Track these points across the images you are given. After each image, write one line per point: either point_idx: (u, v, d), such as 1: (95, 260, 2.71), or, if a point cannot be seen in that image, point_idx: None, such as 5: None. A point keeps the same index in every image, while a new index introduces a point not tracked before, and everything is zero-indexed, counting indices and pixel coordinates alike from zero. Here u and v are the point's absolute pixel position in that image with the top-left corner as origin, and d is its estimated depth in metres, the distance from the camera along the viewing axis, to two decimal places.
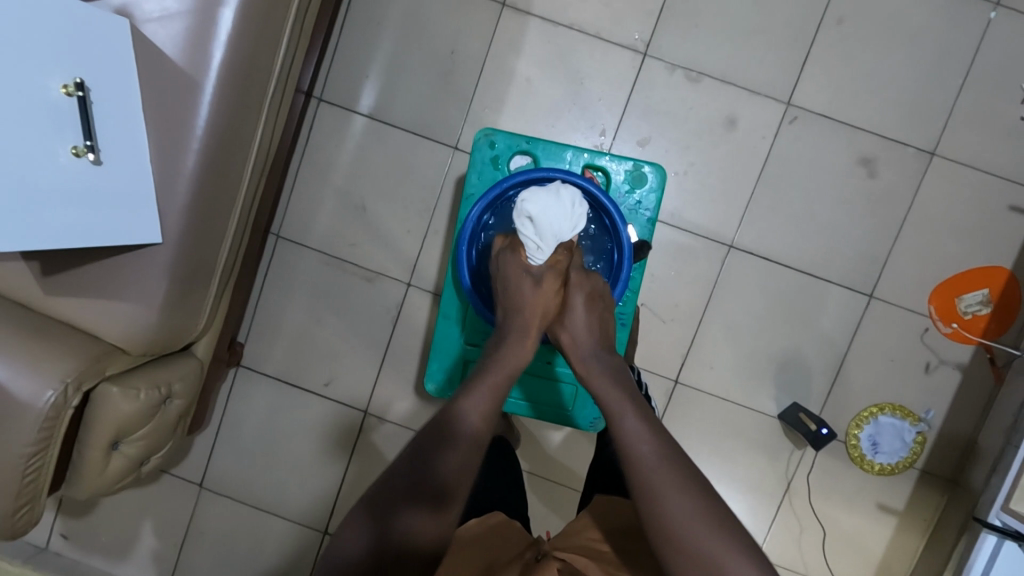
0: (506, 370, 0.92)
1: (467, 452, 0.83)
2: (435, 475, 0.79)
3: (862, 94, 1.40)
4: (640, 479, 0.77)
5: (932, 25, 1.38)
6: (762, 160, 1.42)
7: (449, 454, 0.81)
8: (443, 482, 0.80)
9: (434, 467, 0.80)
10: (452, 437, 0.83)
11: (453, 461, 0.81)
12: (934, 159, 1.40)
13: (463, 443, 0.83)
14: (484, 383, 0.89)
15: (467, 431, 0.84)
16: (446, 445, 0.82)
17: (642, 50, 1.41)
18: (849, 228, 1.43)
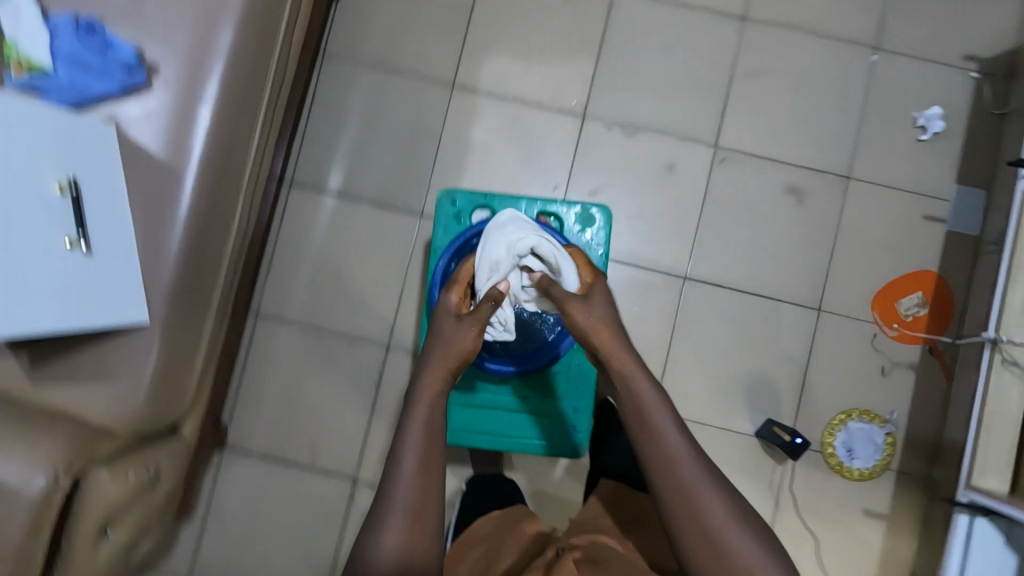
0: (427, 402, 0.81)
1: (424, 510, 0.75)
2: (390, 557, 0.72)
3: (779, 133, 1.58)
4: (655, 448, 0.81)
5: (827, 69, 1.58)
6: (701, 198, 1.56)
7: (401, 519, 0.74)
8: (406, 555, 0.73)
9: (389, 544, 0.72)
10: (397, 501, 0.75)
11: (406, 529, 0.74)
12: (852, 183, 1.56)
13: (413, 503, 0.75)
14: (411, 421, 0.80)
15: (413, 488, 0.76)
16: (394, 511, 0.74)
17: (580, 113, 1.57)
18: (789, 249, 1.56)
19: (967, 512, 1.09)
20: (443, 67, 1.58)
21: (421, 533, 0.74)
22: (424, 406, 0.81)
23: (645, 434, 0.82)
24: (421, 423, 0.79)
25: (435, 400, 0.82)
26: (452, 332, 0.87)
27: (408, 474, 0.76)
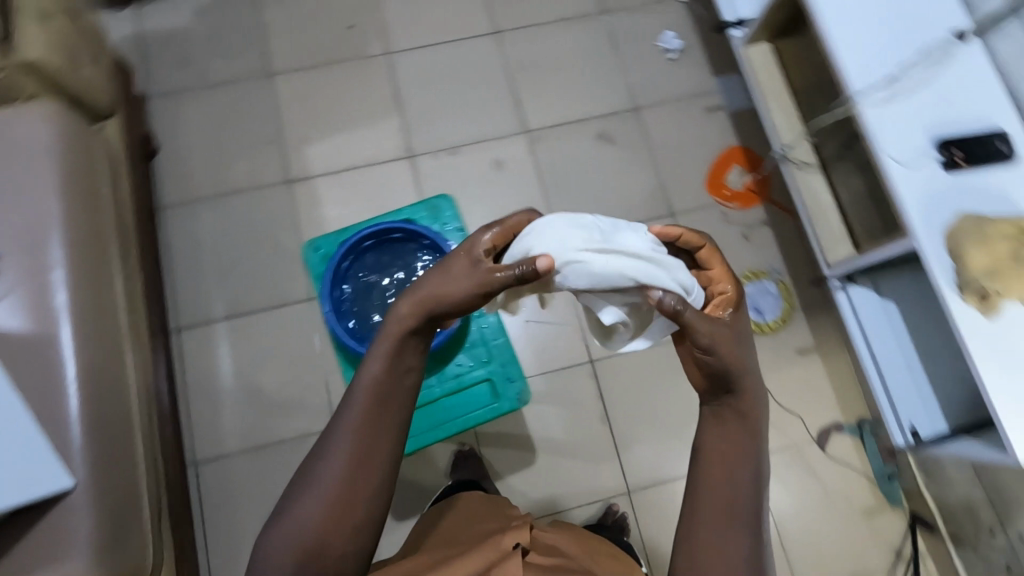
0: (404, 326, 0.81)
1: (359, 475, 0.76)
2: (319, 513, 0.74)
3: (569, 99, 1.84)
4: (729, 458, 0.79)
5: (578, 40, 1.89)
6: (537, 174, 1.77)
7: (335, 479, 0.75)
8: (337, 511, 0.74)
9: (319, 504, 0.74)
10: (334, 463, 0.76)
11: (339, 489, 0.75)
12: (642, 110, 1.84)
13: (349, 466, 0.76)
14: (381, 348, 0.80)
15: (352, 453, 0.76)
16: (328, 469, 0.75)
17: (406, 154, 1.75)
18: (625, 181, 1.78)
19: (838, 281, 1.27)
20: (273, 171, 1.71)
21: (358, 495, 0.75)
22: (398, 328, 0.81)
23: (716, 449, 0.80)
24: (364, 393, 0.78)
25: (404, 338, 0.81)
26: (453, 279, 0.83)
27: (345, 437, 0.77)
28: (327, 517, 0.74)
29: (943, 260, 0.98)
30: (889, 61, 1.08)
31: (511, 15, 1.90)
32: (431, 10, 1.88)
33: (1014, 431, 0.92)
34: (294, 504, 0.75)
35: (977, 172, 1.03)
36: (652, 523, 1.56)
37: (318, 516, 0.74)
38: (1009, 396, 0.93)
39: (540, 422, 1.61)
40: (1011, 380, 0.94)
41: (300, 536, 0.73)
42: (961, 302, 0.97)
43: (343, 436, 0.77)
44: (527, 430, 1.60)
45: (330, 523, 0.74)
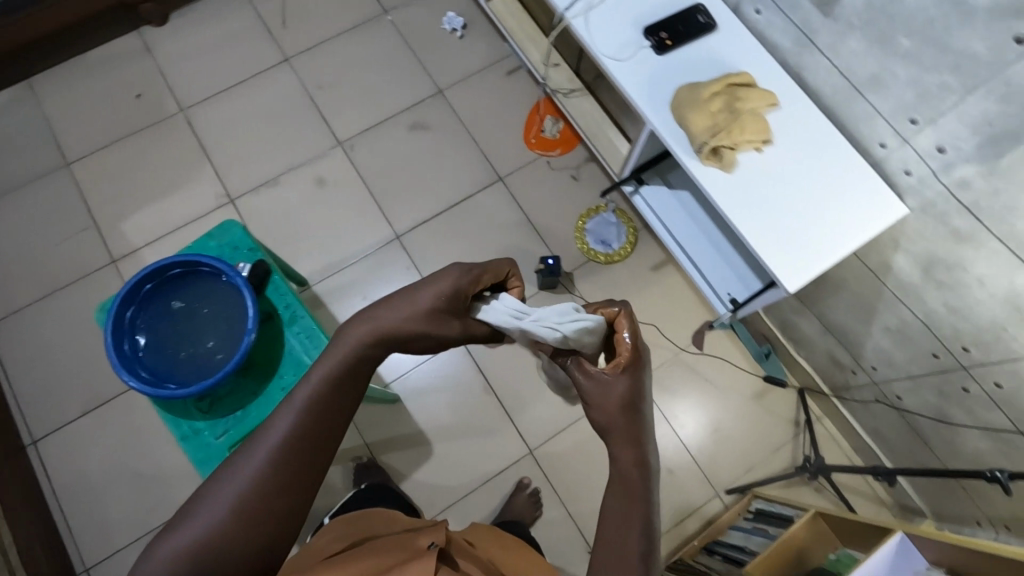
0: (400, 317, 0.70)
1: (295, 470, 0.63)
2: (239, 495, 0.61)
3: (373, 102, 1.87)
4: (618, 504, 0.66)
5: (367, 44, 1.92)
6: (361, 180, 1.79)
7: (267, 470, 0.62)
8: (262, 507, 0.61)
9: (242, 494, 0.61)
10: (271, 449, 0.63)
11: (269, 486, 0.62)
12: (446, 91, 1.88)
13: (285, 456, 0.63)
14: (369, 325, 0.70)
15: (297, 441, 0.64)
16: (260, 456, 0.63)
17: (228, 199, 1.75)
18: (447, 161, 1.82)
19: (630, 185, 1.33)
20: (94, 255, 1.68)
21: (291, 491, 0.63)
22: (389, 320, 0.70)
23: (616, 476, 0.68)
24: (326, 378, 0.67)
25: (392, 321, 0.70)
26: (416, 315, 0.70)
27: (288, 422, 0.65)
28: (243, 514, 0.61)
29: (670, 131, 1.05)
30: None
31: (296, 39, 1.92)
32: (217, 56, 1.89)
33: (776, 267, 0.99)
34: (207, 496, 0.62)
35: (686, 47, 1.09)
36: (562, 472, 1.58)
37: (235, 509, 0.61)
38: (762, 237, 1.00)
39: (427, 413, 1.60)
40: (761, 222, 1.01)
41: (213, 535, 0.60)
42: (703, 167, 1.03)
43: (286, 422, 0.65)
44: (417, 424, 1.60)
45: (249, 522, 0.61)
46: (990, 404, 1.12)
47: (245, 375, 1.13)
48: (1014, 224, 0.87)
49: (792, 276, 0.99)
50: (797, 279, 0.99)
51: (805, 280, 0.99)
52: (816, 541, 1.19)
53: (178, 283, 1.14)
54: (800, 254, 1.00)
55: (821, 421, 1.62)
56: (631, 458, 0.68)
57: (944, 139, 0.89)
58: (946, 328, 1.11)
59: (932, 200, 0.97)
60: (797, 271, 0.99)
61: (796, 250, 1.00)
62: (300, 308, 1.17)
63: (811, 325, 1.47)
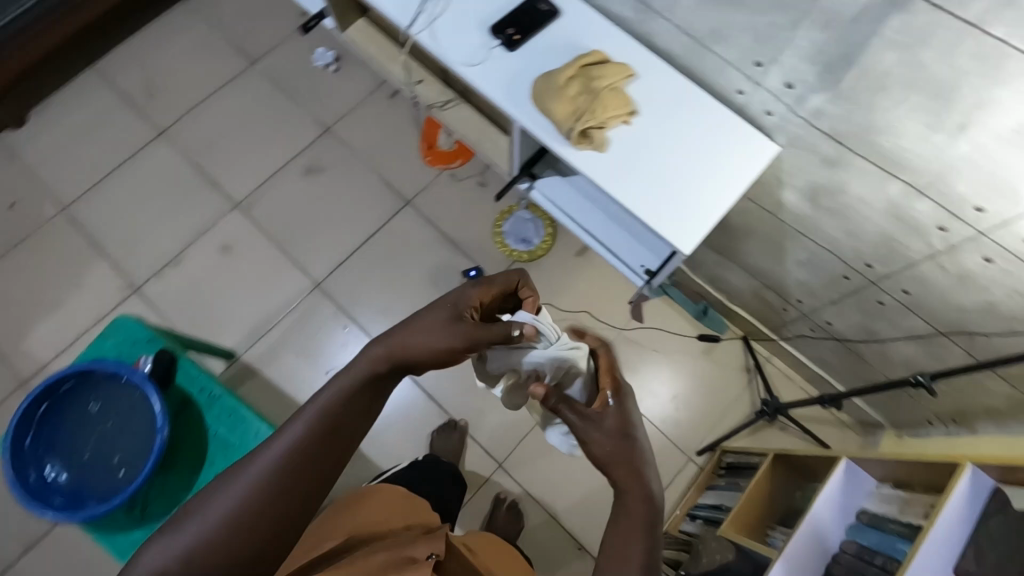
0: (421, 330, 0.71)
1: (294, 485, 0.62)
2: (220, 518, 0.59)
3: (263, 156, 1.82)
4: (621, 534, 0.66)
5: (243, 100, 1.88)
6: (268, 237, 1.74)
7: (267, 481, 0.61)
8: (254, 524, 0.60)
9: (242, 503, 0.60)
10: (273, 462, 0.62)
11: (268, 498, 0.61)
12: (334, 128, 1.85)
13: (287, 471, 0.62)
14: (394, 335, 0.72)
15: (300, 458, 0.63)
16: (262, 466, 0.62)
17: (132, 289, 1.67)
18: (351, 197, 1.79)
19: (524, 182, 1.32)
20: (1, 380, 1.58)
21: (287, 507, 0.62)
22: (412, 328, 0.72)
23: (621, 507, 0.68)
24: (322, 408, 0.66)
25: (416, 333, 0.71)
26: (434, 330, 0.71)
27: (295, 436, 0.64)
28: (235, 527, 0.59)
29: (538, 121, 1.04)
30: None
31: (169, 110, 1.86)
32: (89, 146, 1.81)
33: (668, 233, 1.00)
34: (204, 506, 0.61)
35: (535, 38, 1.09)
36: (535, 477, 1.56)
37: (227, 518, 0.59)
38: (649, 207, 1.01)
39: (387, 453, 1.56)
40: (644, 193, 1.02)
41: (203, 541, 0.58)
42: (577, 151, 1.03)
43: (290, 438, 0.64)
44: (380, 467, 1.56)
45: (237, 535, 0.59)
46: (904, 311, 1.15)
47: (167, 471, 1.07)
48: (871, 141, 0.89)
49: (685, 238, 1.00)
50: (691, 240, 1.00)
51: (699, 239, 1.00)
52: (781, 483, 1.20)
53: (71, 399, 1.07)
54: (688, 215, 1.01)
55: (771, 362, 1.65)
56: (639, 494, 0.68)
57: (790, 75, 0.91)
58: (847, 250, 1.13)
59: (797, 134, 0.99)
60: (689, 232, 1.00)
61: (683, 212, 1.01)
62: (214, 387, 1.12)
63: (734, 274, 1.49)
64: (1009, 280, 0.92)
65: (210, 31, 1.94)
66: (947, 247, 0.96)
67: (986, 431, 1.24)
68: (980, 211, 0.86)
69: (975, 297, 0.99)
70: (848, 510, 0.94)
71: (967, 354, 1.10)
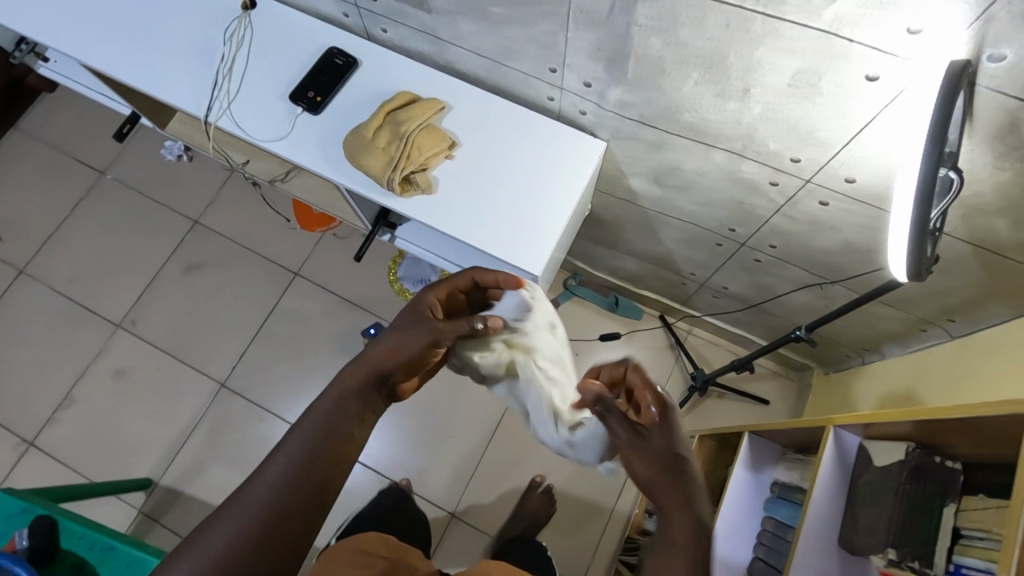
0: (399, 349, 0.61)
1: (310, 485, 0.51)
2: (220, 550, 0.47)
3: (135, 266, 1.73)
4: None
5: (100, 214, 1.79)
6: (159, 349, 1.65)
7: (276, 493, 0.50)
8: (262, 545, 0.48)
9: (245, 530, 0.48)
10: (279, 469, 0.52)
11: (278, 515, 0.49)
12: (202, 219, 1.77)
13: (296, 481, 0.51)
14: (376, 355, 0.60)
15: (307, 460, 0.52)
16: (266, 478, 0.51)
17: (28, 443, 1.57)
18: (237, 284, 1.71)
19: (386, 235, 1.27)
20: None
21: (310, 517, 0.51)
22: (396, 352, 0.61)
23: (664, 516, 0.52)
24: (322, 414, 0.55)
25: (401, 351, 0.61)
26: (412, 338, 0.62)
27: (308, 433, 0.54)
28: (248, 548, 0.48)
29: (359, 180, 1.00)
30: (207, 71, 1.08)
31: (23, 246, 1.75)
32: None
33: (515, 258, 0.96)
34: (200, 538, 0.48)
35: (339, 96, 1.05)
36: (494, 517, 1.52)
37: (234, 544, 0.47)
38: (489, 237, 0.97)
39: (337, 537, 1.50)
40: (481, 224, 0.98)
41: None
42: (405, 200, 0.99)
43: (301, 441, 0.54)
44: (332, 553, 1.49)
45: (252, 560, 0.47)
46: (780, 263, 1.14)
47: None
48: (679, 120, 0.88)
49: (532, 259, 0.96)
50: (539, 259, 0.96)
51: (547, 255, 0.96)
52: (711, 464, 1.20)
53: None
54: (531, 235, 0.97)
55: (692, 334, 1.64)
56: (694, 513, 0.51)
57: (584, 75, 0.89)
58: (708, 220, 1.12)
59: (615, 127, 0.97)
60: (535, 252, 0.96)
61: (525, 233, 0.98)
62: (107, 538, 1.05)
63: (627, 261, 1.48)
64: (850, 217, 0.91)
65: (49, 154, 1.84)
66: (787, 199, 0.95)
67: (894, 354, 1.24)
68: (798, 161, 0.86)
69: (831, 238, 0.99)
70: (760, 485, 0.93)
71: (849, 290, 1.10)
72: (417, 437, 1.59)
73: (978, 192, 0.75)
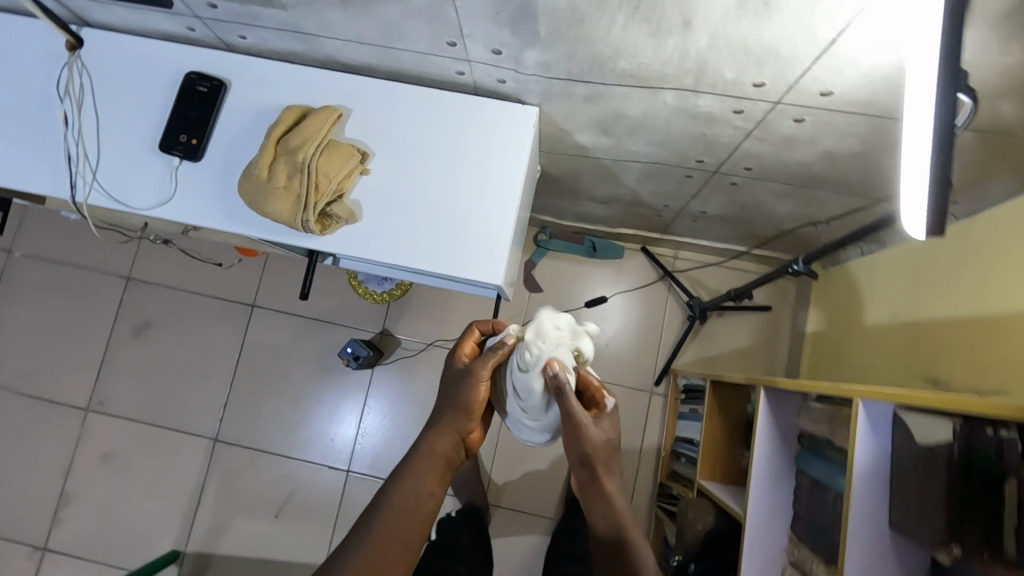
0: (471, 396, 0.72)
1: (422, 511, 0.67)
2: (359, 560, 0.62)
3: (80, 343, 1.60)
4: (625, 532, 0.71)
5: (23, 297, 1.62)
6: (137, 421, 1.56)
7: (391, 535, 0.65)
8: (395, 551, 0.64)
9: (381, 539, 0.64)
10: (388, 516, 0.66)
11: (392, 548, 0.64)
12: (134, 274, 1.61)
13: (404, 520, 0.66)
14: (458, 399, 0.72)
15: (410, 511, 0.66)
16: (381, 521, 0.65)
17: (41, 549, 1.52)
18: (195, 332, 1.59)
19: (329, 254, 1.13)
20: None
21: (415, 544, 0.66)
22: (465, 399, 0.72)
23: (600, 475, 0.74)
24: (424, 453, 0.70)
25: (469, 408, 0.72)
26: (471, 383, 0.72)
27: (410, 481, 0.68)
28: None
29: (270, 227, 0.85)
30: (55, 141, 0.90)
31: None
32: None
33: (471, 272, 0.84)
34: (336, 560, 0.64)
35: (217, 131, 0.89)
36: (525, 494, 1.50)
37: None
38: (434, 252, 0.85)
39: None
40: (419, 239, 0.86)
41: None
42: (332, 237, 0.86)
43: (402, 488, 0.67)
44: None
45: None
46: (757, 181, 1.03)
47: None
48: (612, 69, 0.73)
49: (488, 265, 0.84)
50: (496, 263, 0.84)
51: (503, 255, 0.84)
52: (727, 406, 1.16)
53: None
54: (479, 238, 0.85)
55: (679, 258, 1.55)
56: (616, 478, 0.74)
57: (489, 43, 0.73)
58: (670, 156, 0.99)
59: (543, 89, 0.83)
60: (491, 255, 0.85)
61: (472, 236, 0.85)
62: None
63: (595, 206, 1.35)
64: (830, 128, 0.79)
65: None
66: (755, 123, 0.82)
67: (894, 241, 1.15)
68: (762, 85, 0.72)
69: (811, 151, 0.87)
70: (786, 436, 0.88)
71: (837, 194, 0.99)
72: None
73: (980, 78, 0.62)
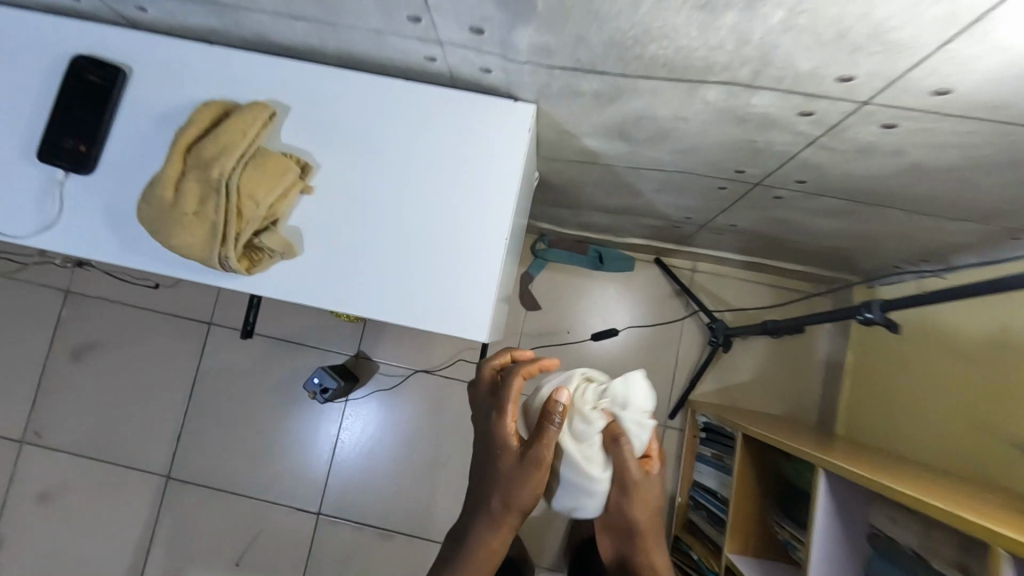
0: (524, 497, 0.64)
1: None
2: None
3: (14, 366, 1.40)
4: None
5: None
6: (79, 456, 1.37)
7: None
8: None
9: None
10: None
11: None
12: (74, 288, 1.41)
13: None
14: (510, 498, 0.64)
15: None
16: None
17: None
18: (144, 354, 1.39)
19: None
20: None
21: None
22: (518, 500, 0.64)
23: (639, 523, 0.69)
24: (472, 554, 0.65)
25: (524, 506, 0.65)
26: (524, 483, 0.64)
27: None
28: None
29: (183, 263, 0.65)
30: None
31: None
32: None
33: (442, 326, 0.64)
34: None
35: (115, 137, 0.68)
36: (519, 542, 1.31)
37: None
38: (395, 297, 0.65)
39: None
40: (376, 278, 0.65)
41: None
42: (261, 277, 0.65)
43: None
44: None
45: None
46: (809, 196, 0.82)
47: None
48: (638, 55, 0.52)
49: (470, 316, 0.64)
50: (479, 313, 0.64)
51: (488, 302, 0.64)
52: (759, 460, 0.97)
53: None
54: (455, 278, 0.65)
55: (698, 272, 1.34)
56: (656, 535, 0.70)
57: (466, 19, 0.52)
58: (702, 165, 0.78)
59: (541, 81, 0.62)
60: (472, 301, 0.65)
61: (445, 275, 0.65)
62: None
63: (603, 216, 1.15)
64: (932, 137, 0.58)
65: None
66: (825, 129, 0.61)
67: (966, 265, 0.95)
68: (850, 80, 0.51)
69: (893, 164, 0.66)
70: (852, 532, 0.69)
71: (910, 215, 0.79)
72: (408, 472, 1.35)
73: None
